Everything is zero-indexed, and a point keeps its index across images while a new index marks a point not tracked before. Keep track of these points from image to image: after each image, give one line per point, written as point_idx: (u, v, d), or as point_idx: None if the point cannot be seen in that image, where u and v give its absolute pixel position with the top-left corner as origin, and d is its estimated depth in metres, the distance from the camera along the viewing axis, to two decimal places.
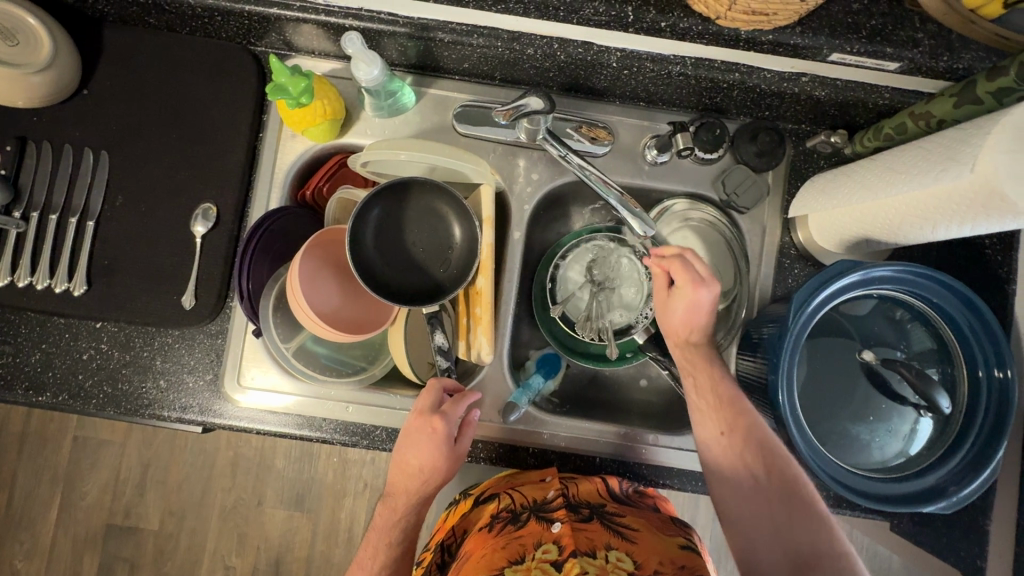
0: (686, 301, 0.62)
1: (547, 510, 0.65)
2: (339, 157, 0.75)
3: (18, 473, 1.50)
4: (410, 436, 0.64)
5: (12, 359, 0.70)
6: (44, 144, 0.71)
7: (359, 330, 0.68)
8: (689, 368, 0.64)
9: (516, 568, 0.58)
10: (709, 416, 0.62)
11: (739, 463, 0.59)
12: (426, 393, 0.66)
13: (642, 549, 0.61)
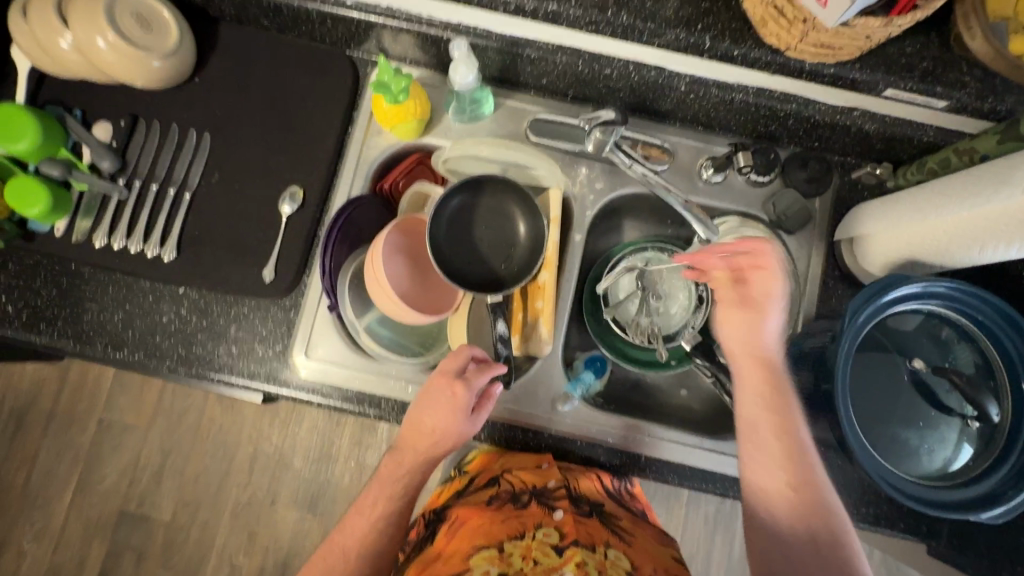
0: (762, 293, 0.64)
1: (550, 496, 0.67)
2: (417, 156, 0.80)
3: (41, 451, 1.52)
4: (431, 394, 0.66)
5: (96, 316, 0.75)
6: (154, 122, 0.77)
7: (435, 311, 0.73)
8: (765, 400, 0.63)
9: (516, 544, 0.61)
10: (784, 463, 0.60)
11: (803, 522, 0.58)
12: (454, 356, 0.67)
13: (637, 553, 0.64)
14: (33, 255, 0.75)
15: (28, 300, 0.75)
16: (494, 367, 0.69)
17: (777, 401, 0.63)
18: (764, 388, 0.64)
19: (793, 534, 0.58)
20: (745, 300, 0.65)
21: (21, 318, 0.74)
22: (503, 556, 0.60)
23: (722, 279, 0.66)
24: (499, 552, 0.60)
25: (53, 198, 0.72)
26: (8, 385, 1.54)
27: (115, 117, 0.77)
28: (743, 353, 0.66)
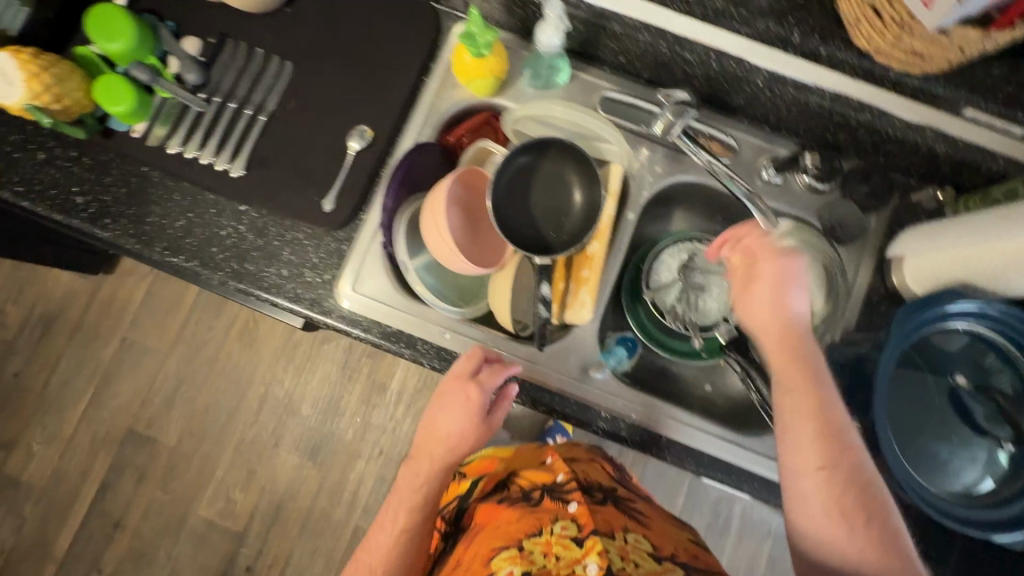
0: (774, 266, 0.64)
1: (562, 491, 0.70)
2: (486, 115, 0.82)
3: (63, 359, 1.56)
4: (446, 397, 0.72)
5: (158, 220, 0.77)
6: (241, 44, 0.80)
7: (485, 265, 0.75)
8: (788, 376, 0.60)
9: (536, 541, 0.63)
10: (811, 443, 0.56)
11: (836, 501, 0.55)
12: (467, 359, 0.73)
13: (656, 534, 0.69)
14: (108, 152, 0.78)
15: (97, 195, 0.77)
16: (508, 364, 0.74)
17: (798, 374, 0.60)
18: (789, 361, 0.61)
19: (827, 521, 0.54)
20: (750, 278, 0.65)
21: (88, 211, 0.77)
22: (525, 555, 0.62)
23: (739, 264, 0.68)
24: (519, 550, 0.62)
25: (140, 102, 0.74)
26: (40, 291, 1.58)
27: (205, 34, 0.80)
28: (766, 332, 0.64)
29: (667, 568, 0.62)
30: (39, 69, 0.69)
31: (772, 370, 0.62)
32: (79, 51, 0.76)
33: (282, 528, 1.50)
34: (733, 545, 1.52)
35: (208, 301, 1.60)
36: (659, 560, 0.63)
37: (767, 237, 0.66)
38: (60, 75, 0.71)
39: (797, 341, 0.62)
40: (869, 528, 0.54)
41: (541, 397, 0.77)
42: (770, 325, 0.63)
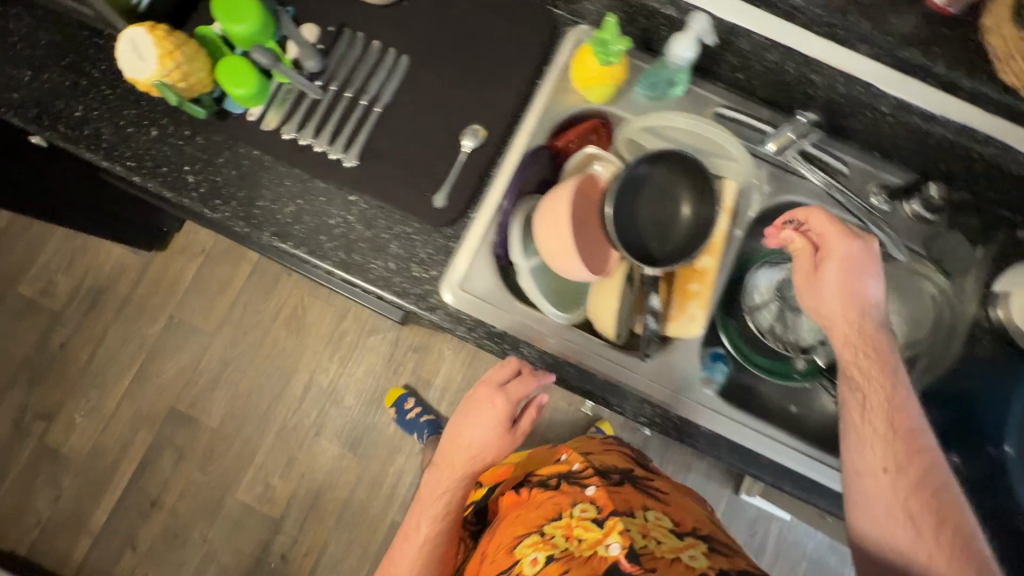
0: (840, 260, 0.67)
1: (579, 477, 0.75)
2: (594, 121, 0.81)
3: (110, 333, 1.56)
4: (476, 405, 0.78)
5: (269, 205, 0.77)
6: (358, 33, 0.79)
7: (599, 274, 0.74)
8: (863, 386, 0.65)
9: (556, 525, 0.69)
10: (876, 446, 0.62)
11: (900, 503, 0.60)
12: (501, 368, 0.76)
13: (676, 509, 0.74)
14: (221, 133, 0.77)
15: (209, 176, 0.77)
16: (541, 377, 0.75)
17: (874, 381, 0.64)
18: (869, 362, 0.65)
19: (894, 520, 0.60)
20: (816, 270, 0.68)
21: (199, 191, 0.77)
22: (546, 539, 0.68)
23: (802, 251, 0.70)
24: (541, 536, 0.68)
25: (260, 85, 0.75)
26: (90, 263, 1.57)
27: (323, 21, 0.80)
28: (836, 330, 0.68)
29: (686, 544, 0.67)
30: (173, 45, 0.68)
31: (842, 368, 0.67)
32: (200, 31, 0.76)
33: (319, 517, 1.50)
34: (769, 564, 1.52)
35: (258, 285, 1.59)
36: (682, 536, 0.68)
37: (833, 218, 0.68)
38: (191, 52, 0.70)
39: (875, 346, 0.66)
40: (930, 516, 0.58)
41: (641, 409, 0.77)
42: (845, 329, 0.67)
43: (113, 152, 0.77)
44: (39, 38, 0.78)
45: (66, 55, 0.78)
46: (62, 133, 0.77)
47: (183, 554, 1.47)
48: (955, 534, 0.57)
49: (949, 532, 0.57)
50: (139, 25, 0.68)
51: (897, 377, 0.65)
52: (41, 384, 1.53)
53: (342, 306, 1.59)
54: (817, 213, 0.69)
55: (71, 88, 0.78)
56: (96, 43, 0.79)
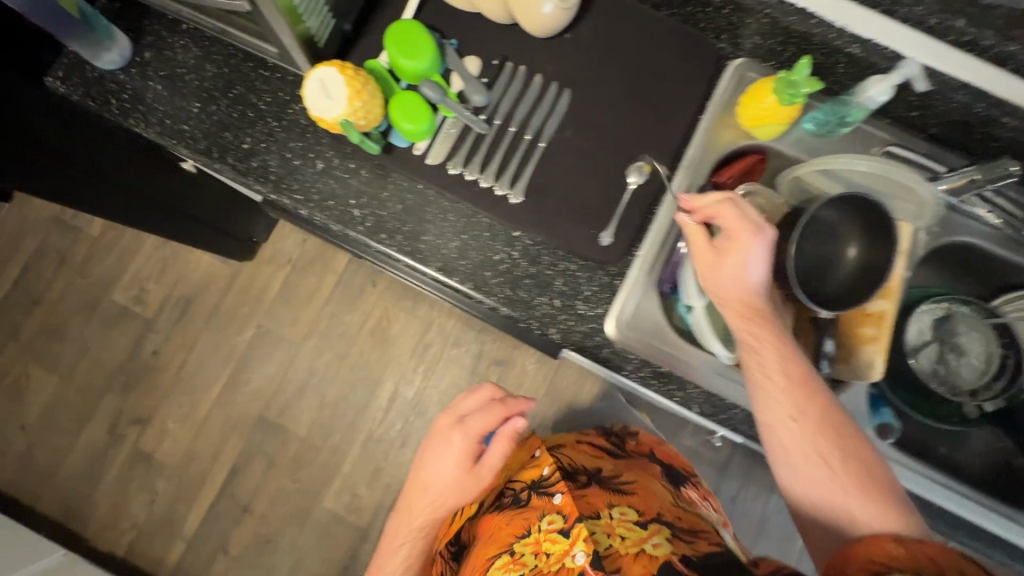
0: (744, 258, 0.65)
1: (545, 487, 0.82)
2: (754, 157, 0.80)
3: (200, 341, 1.58)
4: (434, 442, 0.83)
5: (435, 239, 0.77)
6: (521, 67, 0.79)
7: (784, 318, 0.72)
8: (752, 343, 0.66)
9: (525, 543, 0.78)
10: (782, 399, 0.65)
11: (812, 446, 0.65)
12: (472, 399, 0.84)
13: (640, 501, 0.85)
14: (387, 168, 0.78)
15: (375, 210, 0.78)
16: (510, 406, 0.82)
17: (759, 339, 0.66)
18: (772, 339, 0.66)
19: (808, 461, 0.65)
20: (718, 255, 0.66)
21: (366, 225, 0.78)
22: (517, 558, 0.78)
23: (697, 233, 0.68)
24: (512, 554, 0.78)
25: (432, 123, 0.76)
26: (180, 272, 1.60)
27: (486, 55, 0.80)
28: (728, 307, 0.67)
29: (651, 533, 0.77)
30: (363, 88, 0.69)
31: (739, 339, 0.67)
32: (370, 65, 0.76)
33: None
34: None
35: (343, 295, 1.61)
36: (645, 527, 0.79)
37: (743, 214, 0.66)
38: (375, 94, 0.71)
39: (756, 308, 0.66)
40: (851, 466, 0.64)
41: None
42: (737, 301, 0.66)
43: (281, 185, 0.78)
44: (206, 70, 0.79)
45: (232, 86, 0.79)
46: (231, 166, 0.78)
47: (273, 560, 1.49)
48: (881, 494, 0.64)
49: (858, 471, 0.65)
50: (330, 65, 0.68)
51: (784, 341, 0.66)
52: (135, 390, 1.56)
53: (425, 318, 1.60)
54: (732, 203, 0.66)
55: (238, 120, 0.78)
56: (261, 74, 0.79)
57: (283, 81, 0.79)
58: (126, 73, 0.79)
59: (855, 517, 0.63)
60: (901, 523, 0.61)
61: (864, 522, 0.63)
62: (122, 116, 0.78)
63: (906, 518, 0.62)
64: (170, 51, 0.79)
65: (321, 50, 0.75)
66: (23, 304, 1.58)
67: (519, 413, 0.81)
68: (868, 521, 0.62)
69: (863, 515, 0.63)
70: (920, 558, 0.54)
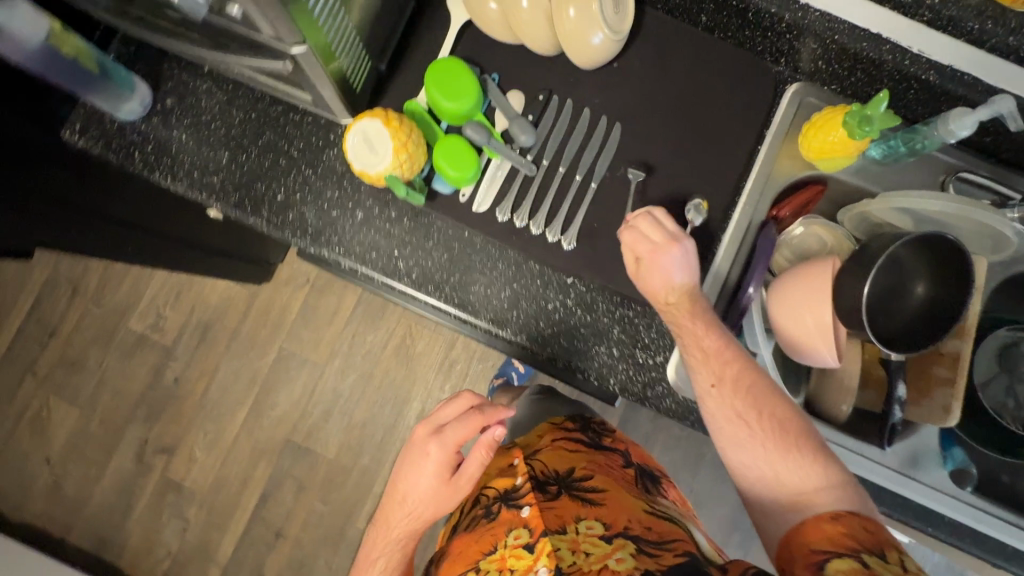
0: (665, 263, 0.66)
1: (517, 498, 0.72)
2: (815, 189, 0.75)
3: (222, 366, 1.55)
4: (405, 462, 0.74)
5: (484, 290, 0.74)
6: (567, 101, 0.74)
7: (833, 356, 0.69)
8: (677, 327, 0.67)
9: (492, 559, 0.68)
10: (700, 365, 0.65)
11: (732, 409, 0.64)
12: (447, 407, 0.75)
13: (610, 511, 0.69)
14: (432, 216, 0.74)
15: (420, 260, 0.74)
16: (488, 415, 0.73)
17: (683, 319, 0.66)
18: (694, 319, 0.66)
19: (729, 423, 0.64)
20: (639, 263, 0.67)
21: (411, 277, 0.74)
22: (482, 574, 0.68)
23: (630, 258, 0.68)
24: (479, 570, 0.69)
25: (477, 171, 0.71)
26: (196, 296, 1.56)
27: (530, 89, 0.75)
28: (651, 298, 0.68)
29: (616, 547, 0.65)
30: (408, 140, 0.65)
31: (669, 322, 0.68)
32: (410, 107, 0.72)
33: None
34: None
35: (364, 314, 1.57)
36: (610, 539, 0.65)
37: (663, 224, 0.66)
38: (420, 144, 0.67)
39: (686, 296, 0.66)
40: (770, 431, 0.63)
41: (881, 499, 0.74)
42: (664, 296, 0.67)
43: (319, 237, 0.74)
44: (233, 116, 0.75)
45: (262, 133, 0.74)
46: (265, 218, 0.74)
47: None
48: (787, 443, 0.62)
49: (776, 426, 0.63)
50: (373, 117, 0.64)
51: (700, 314, 0.66)
52: (159, 419, 1.54)
53: (450, 335, 1.57)
54: (643, 222, 0.67)
55: (270, 170, 0.74)
56: (292, 119, 0.75)
57: (315, 125, 0.74)
58: (148, 122, 0.74)
59: (801, 487, 0.60)
60: (846, 491, 0.59)
61: (803, 489, 0.60)
62: (146, 169, 0.74)
63: (827, 474, 0.60)
64: (193, 97, 0.75)
65: (358, 95, 0.70)
66: (40, 336, 1.55)
67: (498, 421, 0.73)
68: (825, 502, 0.59)
69: (805, 483, 0.60)
70: (850, 538, 0.55)
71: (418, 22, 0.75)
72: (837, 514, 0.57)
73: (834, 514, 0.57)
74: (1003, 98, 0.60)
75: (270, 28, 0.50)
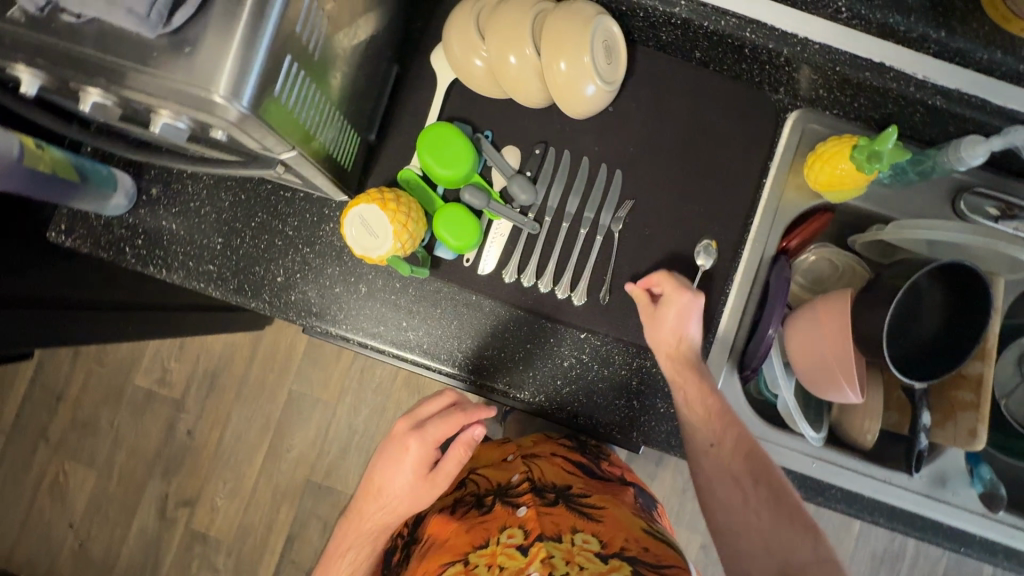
0: (678, 313, 0.67)
1: (514, 496, 0.69)
2: (823, 217, 0.73)
3: (234, 414, 1.53)
4: (387, 456, 0.74)
5: (497, 353, 0.72)
6: (565, 152, 0.73)
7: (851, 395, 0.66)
8: (680, 382, 0.68)
9: (481, 553, 0.61)
10: (703, 425, 0.67)
11: (729, 471, 0.65)
12: (432, 401, 0.75)
13: (607, 529, 0.62)
14: (437, 283, 0.72)
15: (430, 329, 0.72)
16: (470, 413, 0.73)
17: (686, 376, 0.67)
18: (699, 380, 0.67)
19: (724, 485, 0.66)
20: (653, 312, 0.69)
21: (423, 348, 0.72)
22: (468, 568, 0.60)
23: (641, 297, 0.70)
24: (464, 564, 0.61)
25: (480, 236, 0.69)
26: (200, 346, 1.54)
27: (526, 143, 0.73)
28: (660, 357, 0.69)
29: (613, 566, 0.56)
30: (407, 220, 0.63)
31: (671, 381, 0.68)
32: (403, 175, 0.69)
33: None
34: None
35: None
36: (606, 559, 0.57)
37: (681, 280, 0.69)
38: (419, 219, 0.65)
39: (689, 356, 0.68)
40: (763, 497, 0.63)
41: (913, 523, 0.74)
42: (668, 347, 0.68)
43: (324, 314, 0.72)
44: (222, 199, 0.72)
45: (254, 214, 0.72)
46: (267, 302, 0.72)
47: None
48: (782, 510, 0.62)
49: (771, 494, 0.63)
50: (369, 201, 0.62)
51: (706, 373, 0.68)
52: (176, 473, 1.52)
53: None
54: (663, 279, 0.69)
55: (267, 251, 0.72)
56: (283, 196, 0.72)
57: (307, 201, 0.72)
58: (135, 214, 0.71)
59: (790, 560, 0.60)
60: (834, 571, 0.58)
61: (791, 564, 0.59)
62: (140, 264, 0.72)
63: (818, 547, 0.60)
64: (178, 184, 0.72)
65: (348, 171, 0.68)
66: (48, 402, 1.53)
67: (479, 420, 0.72)
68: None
69: (794, 556, 0.60)
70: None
71: (405, 84, 0.73)
72: None
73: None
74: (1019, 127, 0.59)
75: (260, 142, 0.47)
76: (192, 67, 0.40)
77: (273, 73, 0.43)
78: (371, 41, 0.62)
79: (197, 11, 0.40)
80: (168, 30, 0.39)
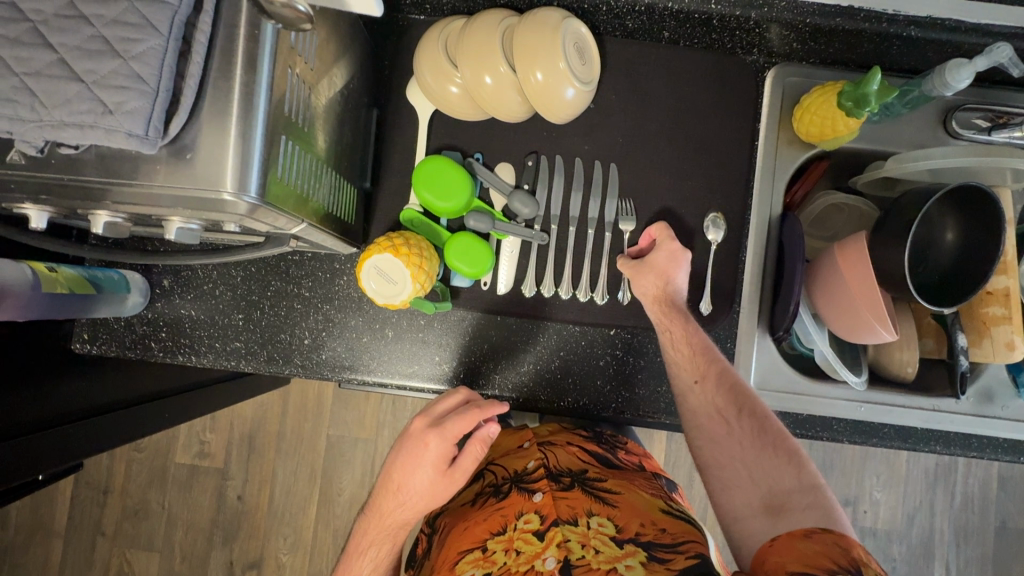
0: (666, 253, 0.69)
1: (528, 481, 0.64)
2: (820, 166, 0.74)
3: (278, 469, 1.39)
4: (401, 450, 0.67)
5: (534, 366, 0.72)
6: (557, 157, 0.74)
7: (878, 332, 0.64)
8: (665, 324, 0.68)
9: (498, 539, 0.59)
10: (682, 363, 0.66)
11: (712, 405, 0.64)
12: (443, 400, 0.68)
13: (624, 513, 0.59)
14: (461, 312, 0.73)
15: (456, 356, 0.73)
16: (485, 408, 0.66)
17: (671, 319, 0.68)
18: (674, 322, 0.67)
19: (708, 419, 0.64)
20: (639, 264, 0.69)
21: (461, 376, 0.73)
22: (487, 555, 0.58)
23: (626, 258, 0.71)
24: (483, 552, 0.59)
25: (493, 258, 0.69)
26: (231, 412, 1.40)
27: (518, 156, 0.74)
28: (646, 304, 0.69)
29: (627, 552, 0.54)
30: (422, 260, 0.64)
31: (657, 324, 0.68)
32: (404, 215, 0.70)
33: None
34: None
35: None
36: (621, 543, 0.55)
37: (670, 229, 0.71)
38: (431, 256, 0.66)
39: (676, 301, 0.69)
40: (749, 428, 0.63)
41: (968, 443, 0.75)
42: (654, 291, 0.69)
43: (357, 365, 0.73)
44: (234, 276, 0.72)
45: (269, 283, 0.72)
46: (300, 366, 0.72)
47: None
48: (769, 442, 0.62)
49: (755, 424, 0.63)
50: (381, 250, 0.62)
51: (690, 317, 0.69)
52: (235, 538, 1.39)
53: None
54: (654, 232, 0.71)
55: (288, 316, 0.72)
56: (291, 260, 0.72)
57: (316, 260, 0.72)
58: (153, 309, 0.72)
59: (776, 489, 0.59)
60: (820, 495, 0.58)
61: (777, 493, 0.59)
62: (169, 354, 0.73)
63: (802, 474, 0.60)
64: (187, 270, 0.72)
65: (351, 225, 0.68)
66: (94, 496, 1.39)
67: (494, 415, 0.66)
68: (801, 516, 0.56)
69: (779, 486, 0.59)
70: (826, 558, 0.48)
71: (387, 124, 0.73)
72: (810, 530, 0.53)
73: (809, 528, 0.54)
74: (1003, 46, 0.58)
75: (271, 224, 0.48)
76: (195, 172, 0.40)
77: (274, 154, 0.43)
78: (351, 92, 0.62)
79: (190, 117, 0.40)
80: (166, 141, 0.39)
